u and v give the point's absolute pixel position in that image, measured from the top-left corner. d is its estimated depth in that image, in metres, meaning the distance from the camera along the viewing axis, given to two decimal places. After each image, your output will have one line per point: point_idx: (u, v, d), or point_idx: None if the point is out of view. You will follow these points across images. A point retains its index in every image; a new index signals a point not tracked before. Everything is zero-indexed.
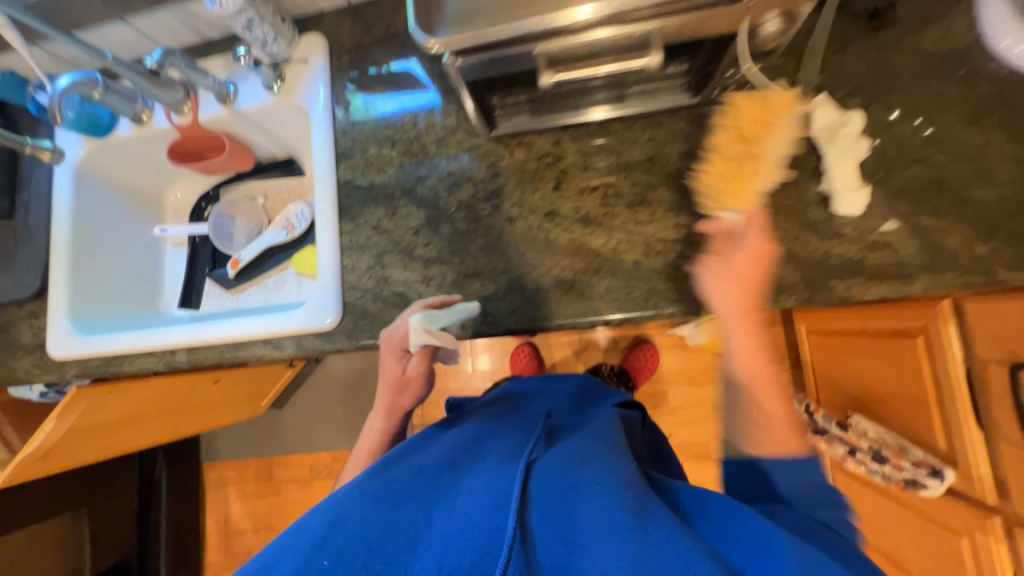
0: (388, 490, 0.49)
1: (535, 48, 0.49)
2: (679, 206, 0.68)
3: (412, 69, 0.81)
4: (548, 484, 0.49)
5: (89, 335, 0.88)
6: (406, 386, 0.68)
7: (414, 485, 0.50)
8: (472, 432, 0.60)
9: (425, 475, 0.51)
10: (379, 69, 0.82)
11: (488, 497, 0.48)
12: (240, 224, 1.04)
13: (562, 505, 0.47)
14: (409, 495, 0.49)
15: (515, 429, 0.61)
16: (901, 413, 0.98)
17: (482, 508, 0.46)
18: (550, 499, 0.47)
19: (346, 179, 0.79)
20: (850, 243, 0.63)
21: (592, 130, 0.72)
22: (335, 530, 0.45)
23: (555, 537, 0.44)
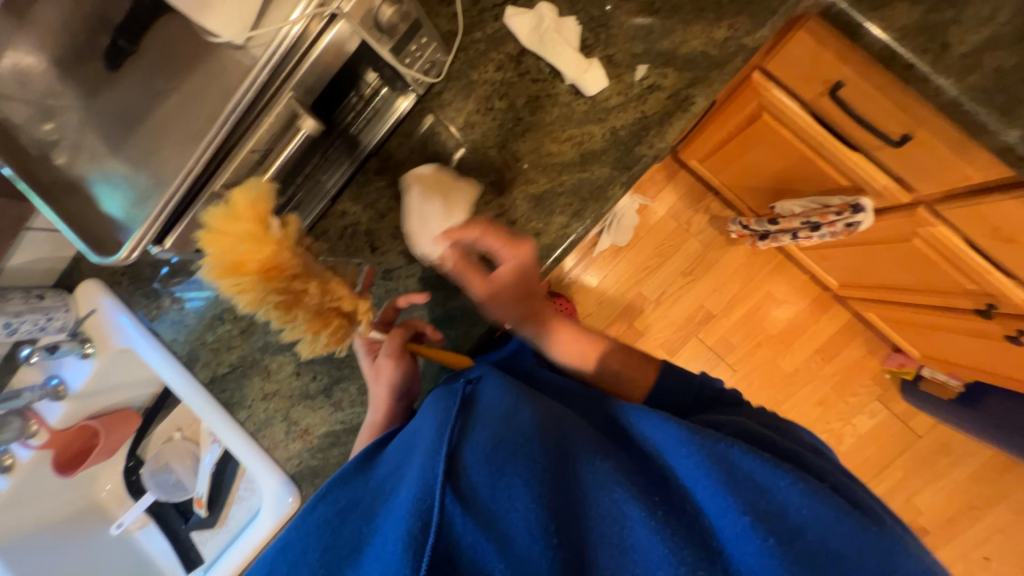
0: (327, 521, 0.45)
1: (214, 187, 0.47)
2: (476, 185, 0.67)
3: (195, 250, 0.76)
4: (479, 446, 0.45)
5: None
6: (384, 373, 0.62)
7: (352, 511, 0.46)
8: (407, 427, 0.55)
9: (370, 495, 0.47)
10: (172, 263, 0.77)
11: (424, 477, 0.43)
12: (177, 468, 1.01)
13: (491, 468, 0.43)
14: (346, 521, 0.45)
15: (442, 398, 0.52)
16: (799, 180, 1.01)
17: (415, 492, 0.42)
18: (486, 457, 0.44)
19: (209, 377, 0.77)
20: (623, 109, 0.62)
21: (361, 180, 0.70)
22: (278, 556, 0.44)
23: (490, 484, 0.42)
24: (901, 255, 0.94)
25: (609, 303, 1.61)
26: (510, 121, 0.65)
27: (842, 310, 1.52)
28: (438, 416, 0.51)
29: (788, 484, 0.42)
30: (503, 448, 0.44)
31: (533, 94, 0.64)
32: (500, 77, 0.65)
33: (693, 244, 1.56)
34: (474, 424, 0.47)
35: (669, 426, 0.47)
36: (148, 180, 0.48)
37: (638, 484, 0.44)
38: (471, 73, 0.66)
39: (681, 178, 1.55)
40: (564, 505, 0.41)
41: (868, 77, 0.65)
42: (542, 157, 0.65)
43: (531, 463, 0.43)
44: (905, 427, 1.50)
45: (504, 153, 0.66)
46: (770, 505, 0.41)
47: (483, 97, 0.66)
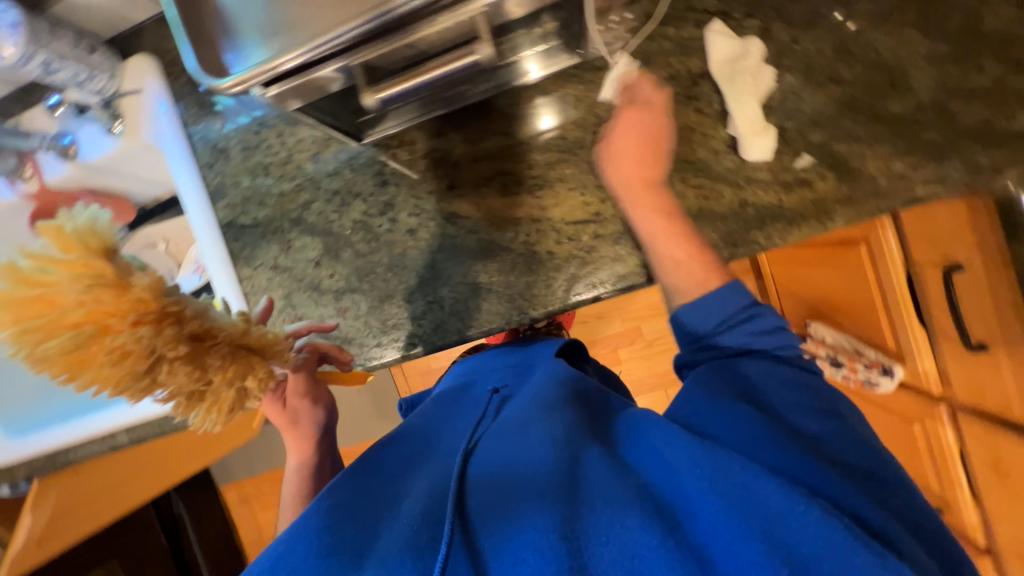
0: (333, 517, 0.49)
1: (349, 62, 0.41)
2: (582, 180, 0.62)
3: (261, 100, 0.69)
4: (488, 469, 0.50)
5: (26, 433, 0.84)
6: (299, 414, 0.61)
7: (353, 515, 0.49)
8: (412, 438, 0.61)
9: (375, 494, 0.52)
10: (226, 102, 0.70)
11: (432, 496, 0.49)
12: None
13: (498, 491, 0.47)
14: (349, 522, 0.48)
15: (452, 432, 0.60)
16: (848, 316, 1.01)
17: (422, 506, 0.48)
18: (491, 478, 0.49)
19: (228, 219, 0.72)
20: (765, 187, 0.58)
21: (474, 112, 0.64)
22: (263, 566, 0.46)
23: (492, 506, 0.47)
24: (892, 427, 0.99)
25: (608, 322, 1.62)
26: None
27: None
28: (449, 441, 0.59)
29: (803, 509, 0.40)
30: (510, 479, 0.48)
31: (688, 124, 0.59)
32: (668, 88, 0.59)
33: None
34: (488, 449, 0.54)
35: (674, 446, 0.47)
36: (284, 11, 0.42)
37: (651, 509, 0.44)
38: (640, 66, 0.59)
39: None
40: (581, 526, 0.43)
41: (992, 278, 0.63)
42: None
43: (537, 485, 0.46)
44: None
45: None
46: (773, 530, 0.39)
47: None
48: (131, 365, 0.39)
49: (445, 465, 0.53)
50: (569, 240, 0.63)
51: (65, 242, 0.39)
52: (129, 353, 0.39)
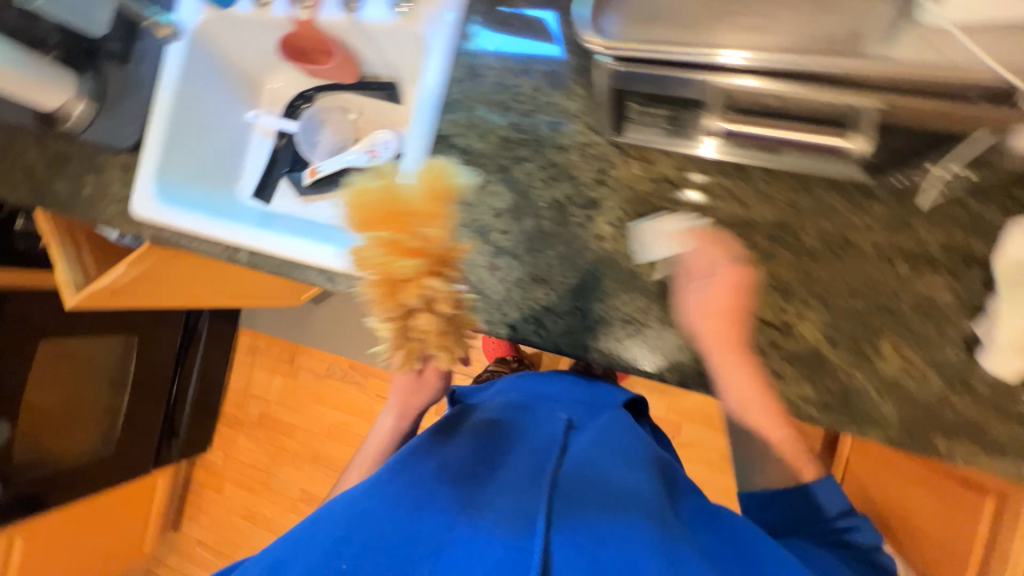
0: (414, 506, 0.61)
1: (711, 79, 0.42)
2: (791, 286, 0.59)
3: (544, 19, 0.72)
4: (560, 503, 0.61)
5: (170, 202, 0.91)
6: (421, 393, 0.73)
7: (436, 506, 0.61)
8: (484, 437, 0.73)
9: (448, 489, 0.64)
10: (512, 9, 0.73)
11: (503, 519, 0.59)
12: (326, 134, 1.03)
13: (569, 528, 0.57)
14: (426, 514, 0.60)
15: (514, 447, 0.72)
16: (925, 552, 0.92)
17: (500, 522, 0.59)
18: (561, 509, 0.60)
19: (444, 132, 0.74)
20: (977, 402, 0.53)
21: (725, 168, 0.62)
22: (361, 534, 0.58)
23: (564, 536, 0.57)
24: None
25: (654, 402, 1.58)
26: (889, 288, 0.56)
27: None
28: (518, 458, 0.69)
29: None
30: (577, 520, 0.58)
31: (933, 296, 0.55)
32: (932, 252, 0.55)
33: None
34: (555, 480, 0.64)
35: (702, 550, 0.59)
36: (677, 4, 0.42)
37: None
38: (918, 216, 0.56)
39: None
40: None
41: None
42: (863, 342, 0.57)
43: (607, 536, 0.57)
44: None
45: (847, 300, 0.57)
46: None
47: (897, 246, 0.56)
48: (401, 300, 0.49)
49: (518, 483, 0.64)
50: (740, 331, 0.60)
51: (431, 196, 0.50)
52: (419, 294, 0.49)
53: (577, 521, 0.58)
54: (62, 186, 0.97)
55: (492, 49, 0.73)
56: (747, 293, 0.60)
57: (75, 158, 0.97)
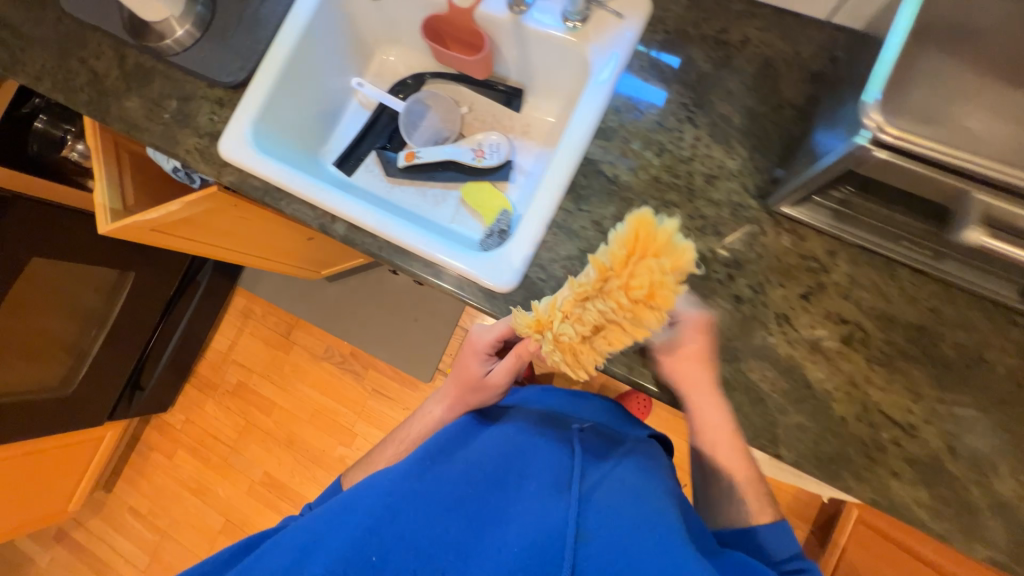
0: (433, 504, 0.57)
1: (975, 193, 0.42)
2: (922, 390, 0.61)
3: (672, 65, 0.73)
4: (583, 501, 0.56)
5: (263, 152, 0.84)
6: (480, 389, 0.73)
7: (462, 506, 0.58)
8: (514, 437, 0.68)
9: (469, 491, 0.59)
10: (648, 51, 0.74)
11: (527, 522, 0.55)
12: (431, 119, 0.99)
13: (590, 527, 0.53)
14: (447, 516, 0.56)
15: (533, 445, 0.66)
16: None
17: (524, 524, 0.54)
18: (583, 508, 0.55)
19: (593, 156, 0.72)
20: None
21: (876, 261, 0.64)
22: (388, 525, 0.55)
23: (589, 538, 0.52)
24: None
25: None
26: (1015, 414, 0.59)
27: None
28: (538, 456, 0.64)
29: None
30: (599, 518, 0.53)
31: None
32: None
33: None
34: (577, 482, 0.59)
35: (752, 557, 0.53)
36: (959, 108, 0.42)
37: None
38: None
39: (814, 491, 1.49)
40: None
41: None
42: (984, 461, 0.58)
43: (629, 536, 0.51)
44: None
45: (975, 416, 0.59)
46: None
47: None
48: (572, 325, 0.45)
49: (538, 484, 0.60)
50: (865, 423, 0.61)
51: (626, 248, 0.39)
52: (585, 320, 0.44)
53: (597, 526, 0.53)
54: (137, 103, 0.88)
55: (658, 88, 0.73)
56: (878, 388, 0.61)
57: (161, 79, 0.89)
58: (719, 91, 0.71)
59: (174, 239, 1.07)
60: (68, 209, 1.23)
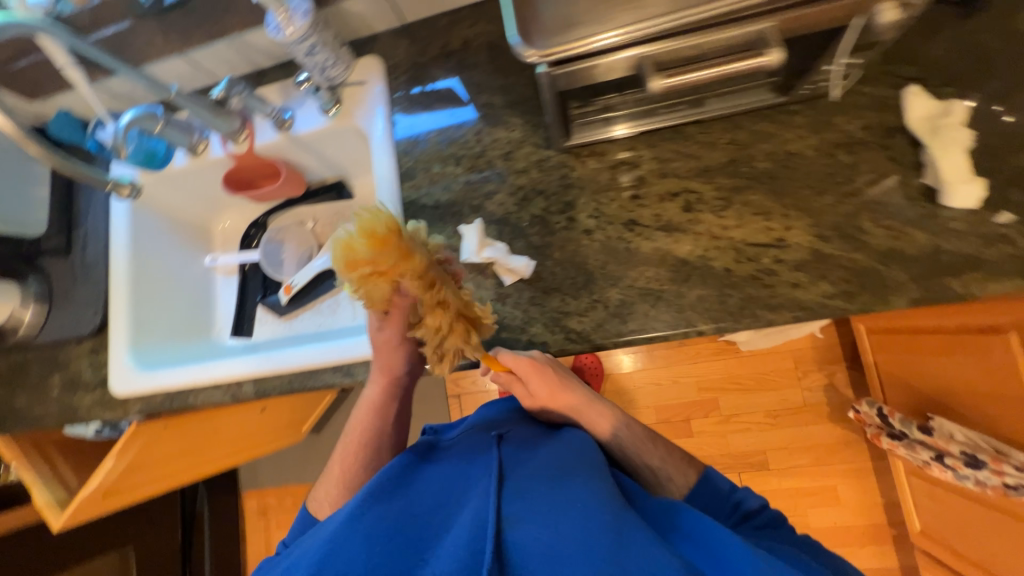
0: (375, 533, 0.53)
1: (640, 53, 0.47)
2: (768, 207, 0.65)
3: (454, 86, 0.80)
4: (522, 497, 0.55)
5: (152, 367, 0.86)
6: (392, 352, 0.69)
7: (401, 530, 0.54)
8: (458, 462, 0.65)
9: (412, 514, 0.56)
10: (424, 87, 0.81)
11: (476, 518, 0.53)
12: (289, 249, 1.02)
13: (532, 516, 0.53)
14: (392, 541, 0.53)
15: (474, 455, 0.65)
16: (985, 412, 0.94)
17: (471, 523, 0.53)
18: (526, 502, 0.55)
19: (410, 197, 0.78)
20: (961, 238, 0.59)
21: (667, 135, 0.70)
22: (324, 565, 0.51)
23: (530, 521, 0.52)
24: None
25: (683, 388, 1.58)
26: (846, 176, 0.63)
27: (894, 556, 1.40)
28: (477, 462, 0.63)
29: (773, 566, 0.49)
30: (542, 508, 0.54)
31: (882, 169, 0.63)
32: (861, 136, 0.64)
33: (796, 395, 1.50)
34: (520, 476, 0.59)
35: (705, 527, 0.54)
36: (579, 6, 0.49)
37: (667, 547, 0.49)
38: (837, 113, 0.65)
39: (827, 332, 1.50)
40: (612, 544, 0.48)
41: None
42: (850, 228, 0.62)
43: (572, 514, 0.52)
44: None
45: (818, 200, 0.64)
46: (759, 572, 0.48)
47: (831, 141, 0.65)
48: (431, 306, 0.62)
49: (475, 487, 0.58)
50: (749, 260, 0.65)
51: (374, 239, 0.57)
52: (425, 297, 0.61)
53: (534, 518, 0.52)
54: (22, 398, 0.90)
55: (428, 116, 0.80)
56: (735, 227, 0.66)
57: (34, 364, 0.91)
58: (474, 87, 0.79)
59: (132, 490, 1.06)
60: (31, 526, 1.21)
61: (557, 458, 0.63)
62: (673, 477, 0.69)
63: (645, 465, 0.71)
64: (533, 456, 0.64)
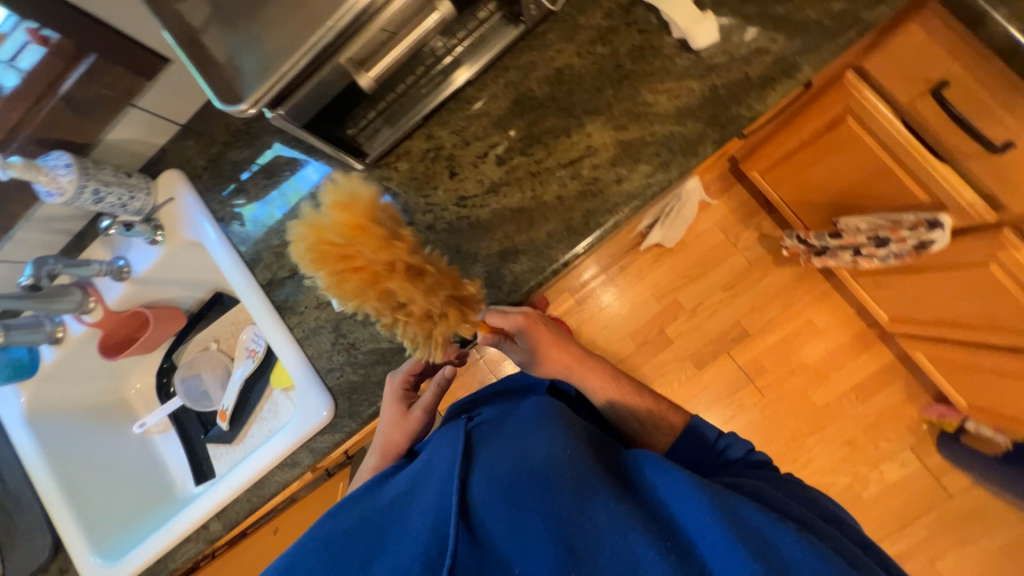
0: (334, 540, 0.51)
1: (339, 59, 0.48)
2: (564, 126, 0.67)
3: (280, 151, 0.78)
4: (492, 482, 0.49)
5: (122, 555, 0.84)
6: (407, 427, 0.68)
7: (362, 528, 0.51)
8: (427, 455, 0.59)
9: (374, 515, 0.52)
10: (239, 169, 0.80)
11: (437, 509, 0.48)
12: (207, 377, 1.02)
13: (502, 506, 0.46)
14: (353, 541, 0.50)
15: (449, 442, 0.59)
16: (870, 195, 0.99)
17: (432, 516, 0.47)
18: (498, 485, 0.48)
19: (267, 279, 0.78)
20: (726, 68, 0.63)
21: (452, 107, 0.71)
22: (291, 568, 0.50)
23: (500, 509, 0.46)
24: (969, 282, 0.92)
25: (644, 306, 1.60)
26: (612, 65, 0.66)
27: (886, 352, 1.47)
28: (450, 446, 0.58)
29: (790, 537, 0.40)
30: (512, 488, 0.47)
31: (637, 44, 0.66)
32: (607, 25, 0.67)
33: (739, 260, 1.55)
34: (493, 458, 0.52)
35: (679, 474, 0.45)
36: (267, 45, 0.49)
37: (650, 527, 0.42)
38: (579, 15, 0.68)
39: (735, 192, 1.55)
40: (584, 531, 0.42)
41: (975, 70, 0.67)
42: (636, 107, 0.65)
43: (545, 497, 0.45)
44: (936, 482, 1.43)
45: (600, 97, 0.66)
46: (765, 542, 0.39)
47: (586, 41, 0.67)
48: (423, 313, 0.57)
49: (440, 478, 0.52)
50: (575, 178, 0.67)
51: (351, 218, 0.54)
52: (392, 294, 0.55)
53: (504, 508, 0.46)
54: None
55: (245, 198, 0.80)
56: (546, 158, 0.68)
57: None
58: (270, 151, 0.79)
59: None
60: None
61: (535, 429, 0.56)
62: (660, 425, 0.70)
63: (634, 418, 0.71)
64: (504, 435, 0.57)
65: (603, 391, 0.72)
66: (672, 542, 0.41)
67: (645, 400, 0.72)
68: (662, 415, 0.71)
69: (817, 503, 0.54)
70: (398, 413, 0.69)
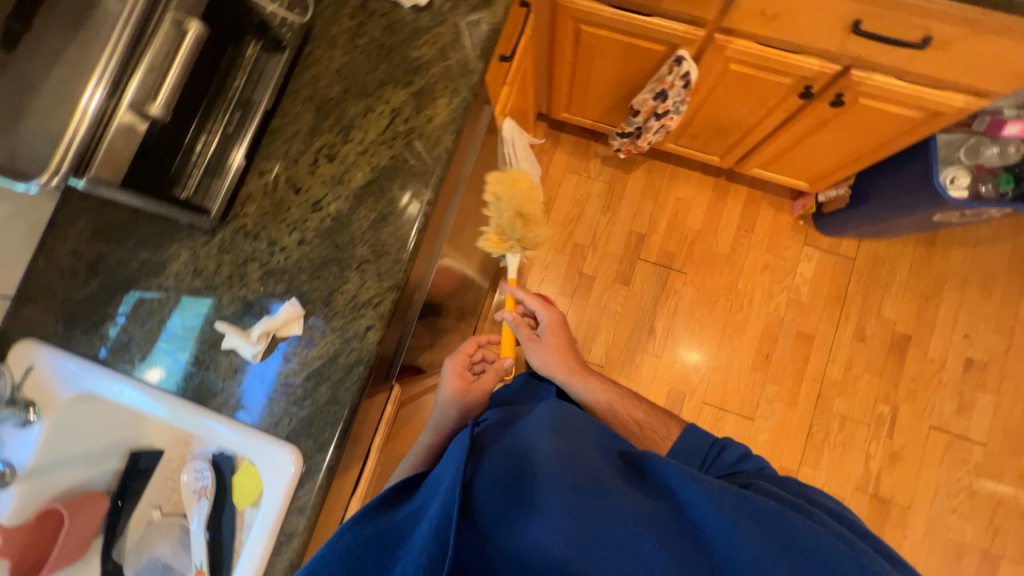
0: (351, 556, 0.58)
1: (124, 105, 0.53)
2: (366, 106, 0.77)
3: (139, 299, 0.76)
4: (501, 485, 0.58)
5: None
6: (465, 396, 0.89)
7: (378, 543, 0.58)
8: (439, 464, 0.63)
9: (389, 527, 0.58)
10: (91, 303, 0.77)
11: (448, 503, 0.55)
12: (164, 549, 0.86)
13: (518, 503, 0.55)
14: (369, 554, 0.57)
15: (454, 448, 0.63)
16: (634, 71, 1.23)
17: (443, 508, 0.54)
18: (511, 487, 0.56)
19: (171, 379, 0.74)
20: (454, 6, 0.78)
21: (267, 140, 0.78)
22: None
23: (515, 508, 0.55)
24: (734, 86, 1.15)
25: (557, 263, 1.73)
26: (375, 47, 0.79)
27: (742, 187, 1.73)
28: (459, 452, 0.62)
29: (771, 517, 0.53)
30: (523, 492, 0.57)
31: (384, 23, 0.79)
32: (355, 22, 0.80)
33: (600, 185, 1.76)
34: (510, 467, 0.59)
35: (682, 474, 0.58)
36: (43, 124, 0.52)
37: (653, 522, 0.54)
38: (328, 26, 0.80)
39: (564, 139, 1.78)
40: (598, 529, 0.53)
41: None
42: (410, 63, 0.78)
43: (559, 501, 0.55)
44: (838, 257, 1.67)
45: (380, 72, 0.78)
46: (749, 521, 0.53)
47: (346, 41, 0.79)
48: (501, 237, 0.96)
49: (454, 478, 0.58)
50: (397, 136, 0.76)
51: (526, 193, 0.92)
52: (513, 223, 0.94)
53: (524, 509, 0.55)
54: None
55: (112, 324, 0.76)
56: (366, 134, 0.76)
57: None
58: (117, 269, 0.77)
59: None
60: None
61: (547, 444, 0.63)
62: (656, 429, 0.90)
63: (633, 420, 0.91)
64: (515, 448, 0.64)
65: (604, 394, 0.92)
66: (669, 531, 0.54)
67: (637, 407, 0.93)
68: (660, 422, 0.92)
69: (822, 502, 0.68)
70: (461, 385, 0.90)
